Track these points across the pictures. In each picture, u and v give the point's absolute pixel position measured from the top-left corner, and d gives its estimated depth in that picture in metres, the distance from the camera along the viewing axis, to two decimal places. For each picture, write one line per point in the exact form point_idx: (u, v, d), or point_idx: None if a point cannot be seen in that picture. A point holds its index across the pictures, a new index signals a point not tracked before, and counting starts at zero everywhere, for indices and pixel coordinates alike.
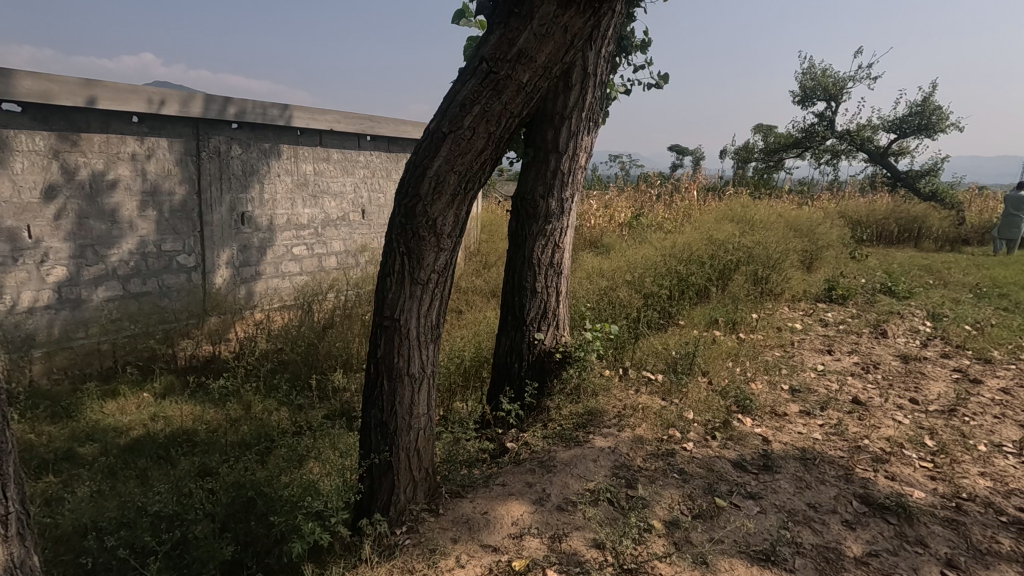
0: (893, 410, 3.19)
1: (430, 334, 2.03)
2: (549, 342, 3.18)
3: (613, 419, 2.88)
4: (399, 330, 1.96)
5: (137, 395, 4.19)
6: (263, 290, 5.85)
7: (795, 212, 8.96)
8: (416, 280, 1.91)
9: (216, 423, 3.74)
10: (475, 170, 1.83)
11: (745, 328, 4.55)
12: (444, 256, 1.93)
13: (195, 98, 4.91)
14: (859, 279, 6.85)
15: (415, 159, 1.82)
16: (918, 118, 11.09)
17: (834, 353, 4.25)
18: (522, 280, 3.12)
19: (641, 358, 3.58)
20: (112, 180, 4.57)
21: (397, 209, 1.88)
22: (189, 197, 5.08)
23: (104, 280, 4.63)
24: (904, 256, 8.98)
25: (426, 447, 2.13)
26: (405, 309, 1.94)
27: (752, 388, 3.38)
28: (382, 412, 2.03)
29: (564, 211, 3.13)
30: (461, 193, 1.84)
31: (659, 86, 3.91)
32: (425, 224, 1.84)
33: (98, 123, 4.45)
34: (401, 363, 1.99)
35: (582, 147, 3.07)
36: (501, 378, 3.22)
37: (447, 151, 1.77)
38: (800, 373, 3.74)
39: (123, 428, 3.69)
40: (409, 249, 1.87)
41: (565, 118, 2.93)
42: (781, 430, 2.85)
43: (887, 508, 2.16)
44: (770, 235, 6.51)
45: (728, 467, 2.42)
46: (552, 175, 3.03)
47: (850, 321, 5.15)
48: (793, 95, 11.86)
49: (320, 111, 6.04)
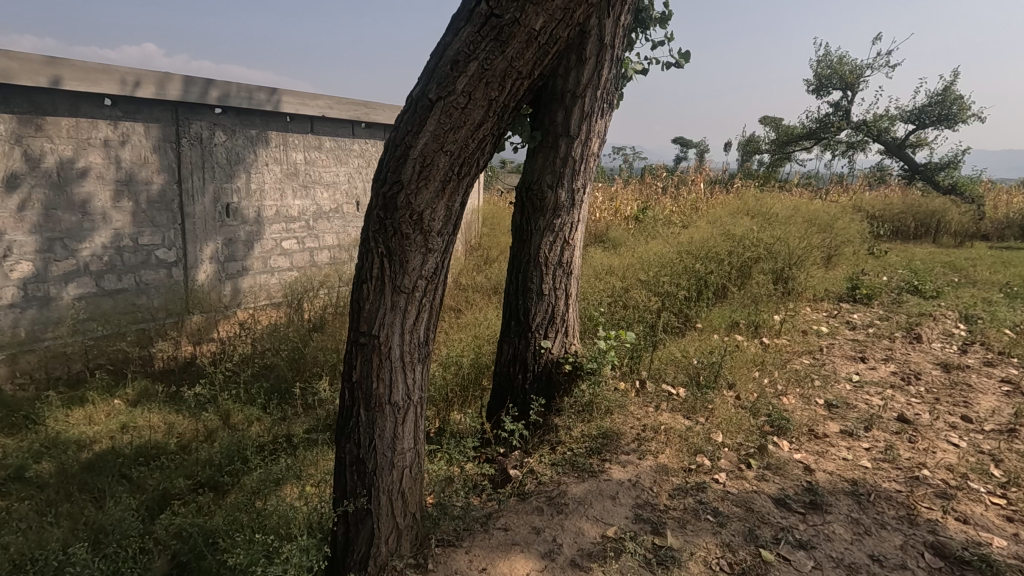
0: (946, 430, 2.82)
1: (417, 353, 1.66)
2: (557, 351, 2.80)
3: (631, 441, 2.51)
4: (378, 349, 1.59)
5: (107, 402, 3.85)
6: (251, 287, 5.50)
7: (811, 206, 8.58)
8: (399, 288, 1.55)
9: (189, 437, 3.40)
10: (473, 148, 1.45)
11: (768, 332, 4.19)
12: (434, 258, 1.55)
13: (173, 79, 4.52)
14: (882, 278, 6.47)
15: (396, 136, 1.45)
16: (938, 108, 10.66)
17: (868, 360, 3.88)
18: (526, 282, 2.75)
19: (659, 368, 3.20)
20: (82, 169, 4.20)
21: (374, 200, 1.51)
22: (169, 187, 4.71)
23: (75, 276, 4.26)
24: (924, 253, 8.59)
25: (412, 488, 1.77)
26: (385, 324, 1.58)
27: (784, 403, 3.02)
28: (358, 447, 1.67)
29: (575, 204, 2.75)
30: (454, 178, 1.47)
31: (679, 65, 3.53)
32: (408, 219, 1.47)
33: (67, 106, 4.08)
34: (381, 389, 1.63)
35: (595, 131, 2.69)
36: (502, 392, 2.86)
37: (435, 124, 1.40)
38: (835, 385, 3.37)
39: (87, 441, 3.34)
40: (389, 250, 1.51)
41: (577, 96, 2.55)
42: (824, 456, 2.49)
43: (969, 563, 1.80)
44: (790, 230, 6.12)
45: (769, 506, 2.06)
46: (562, 162, 2.66)
47: (879, 324, 4.78)
48: (808, 84, 11.41)
49: (310, 96, 5.66)
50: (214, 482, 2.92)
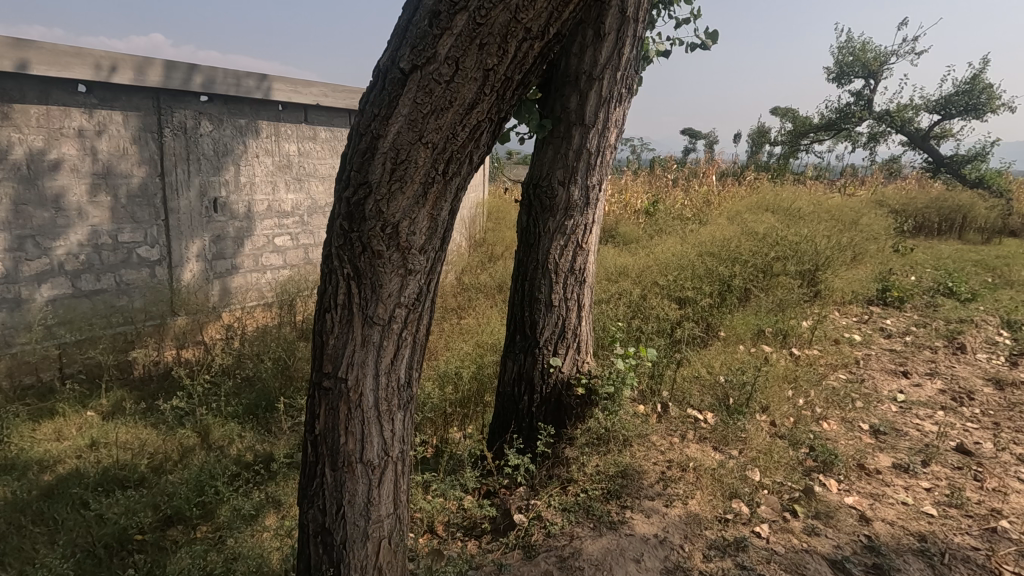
0: (1015, 464, 2.46)
1: (397, 399, 1.32)
2: (568, 370, 2.45)
3: (655, 481, 2.17)
4: (346, 395, 1.26)
5: (79, 415, 3.55)
6: (241, 286, 5.18)
7: (833, 201, 8.15)
8: (370, 319, 1.20)
9: (163, 457, 3.09)
10: (464, 138, 1.10)
11: (797, 341, 3.82)
12: (416, 282, 1.21)
13: (154, 64, 4.16)
14: (911, 278, 6.07)
15: (361, 122, 1.11)
16: (966, 97, 10.15)
17: (911, 375, 3.50)
18: (533, 292, 2.40)
19: (683, 388, 2.85)
20: (54, 161, 3.86)
21: (338, 207, 1.17)
22: (151, 180, 4.36)
23: (48, 277, 3.94)
24: (951, 250, 8.16)
25: (393, 561, 1.44)
26: (354, 364, 1.24)
27: (825, 429, 2.67)
28: (324, 514, 1.35)
29: (590, 203, 2.39)
30: (439, 179, 1.12)
31: (705, 46, 3.15)
32: (379, 232, 1.12)
33: (35, 92, 3.73)
34: (350, 446, 1.29)
35: (613, 120, 2.34)
36: (505, 416, 2.53)
37: (411, 104, 1.05)
38: (879, 405, 3.01)
39: (49, 462, 3.05)
40: (356, 271, 1.17)
41: (594, 78, 2.20)
42: (880, 499, 2.15)
43: None
44: (816, 228, 5.72)
45: (825, 572, 1.73)
46: (575, 155, 2.30)
47: (916, 331, 4.39)
48: (828, 72, 10.93)
49: (304, 83, 5.28)
50: (181, 514, 2.60)
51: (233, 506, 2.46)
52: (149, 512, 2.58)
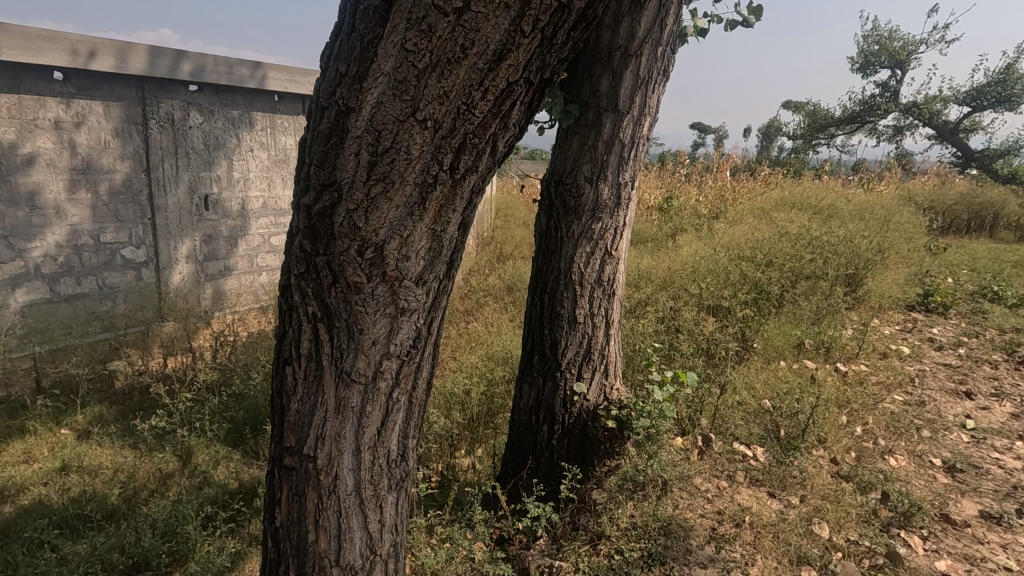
0: None
1: (387, 477, 1.00)
2: (594, 399, 2.09)
3: (704, 542, 1.85)
4: (316, 477, 0.94)
5: (52, 433, 3.20)
6: (235, 289, 4.85)
7: (860, 198, 7.70)
8: (346, 377, 0.87)
9: (138, 486, 2.74)
10: (484, 114, 0.74)
11: (842, 355, 3.43)
12: (411, 324, 0.87)
13: (137, 50, 3.79)
14: (950, 280, 5.63)
15: (326, 92, 0.76)
16: (999, 88, 9.65)
17: (975, 397, 3.11)
18: (554, 308, 2.04)
19: (725, 417, 2.48)
20: (28, 155, 3.49)
21: (298, 219, 0.82)
22: (136, 176, 4.01)
23: (23, 280, 3.59)
24: (986, 249, 7.70)
25: None
26: (326, 434, 0.91)
27: (894, 467, 2.30)
28: None
29: (621, 204, 2.02)
30: (443, 179, 0.77)
31: (748, 22, 2.73)
32: (355, 257, 0.79)
33: (5, 80, 3.35)
34: (323, 545, 0.99)
35: (650, 105, 1.96)
36: (520, 451, 2.18)
37: (399, 58, 0.69)
38: (947, 433, 2.63)
39: (11, 492, 2.69)
40: (326, 312, 0.83)
41: (630, 53, 1.83)
42: (980, 563, 1.79)
43: None
44: (849, 227, 5.30)
45: None
46: (604, 146, 1.93)
47: (969, 342, 3.99)
48: (852, 62, 10.45)
49: (301, 71, 4.91)
50: (150, 561, 2.25)
51: (206, 554, 2.10)
52: (115, 559, 2.23)
